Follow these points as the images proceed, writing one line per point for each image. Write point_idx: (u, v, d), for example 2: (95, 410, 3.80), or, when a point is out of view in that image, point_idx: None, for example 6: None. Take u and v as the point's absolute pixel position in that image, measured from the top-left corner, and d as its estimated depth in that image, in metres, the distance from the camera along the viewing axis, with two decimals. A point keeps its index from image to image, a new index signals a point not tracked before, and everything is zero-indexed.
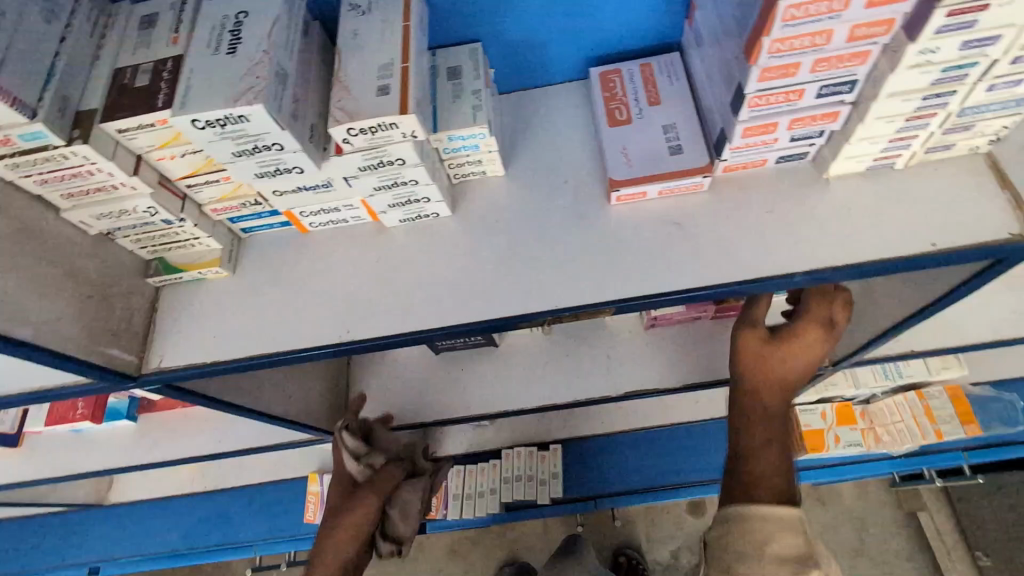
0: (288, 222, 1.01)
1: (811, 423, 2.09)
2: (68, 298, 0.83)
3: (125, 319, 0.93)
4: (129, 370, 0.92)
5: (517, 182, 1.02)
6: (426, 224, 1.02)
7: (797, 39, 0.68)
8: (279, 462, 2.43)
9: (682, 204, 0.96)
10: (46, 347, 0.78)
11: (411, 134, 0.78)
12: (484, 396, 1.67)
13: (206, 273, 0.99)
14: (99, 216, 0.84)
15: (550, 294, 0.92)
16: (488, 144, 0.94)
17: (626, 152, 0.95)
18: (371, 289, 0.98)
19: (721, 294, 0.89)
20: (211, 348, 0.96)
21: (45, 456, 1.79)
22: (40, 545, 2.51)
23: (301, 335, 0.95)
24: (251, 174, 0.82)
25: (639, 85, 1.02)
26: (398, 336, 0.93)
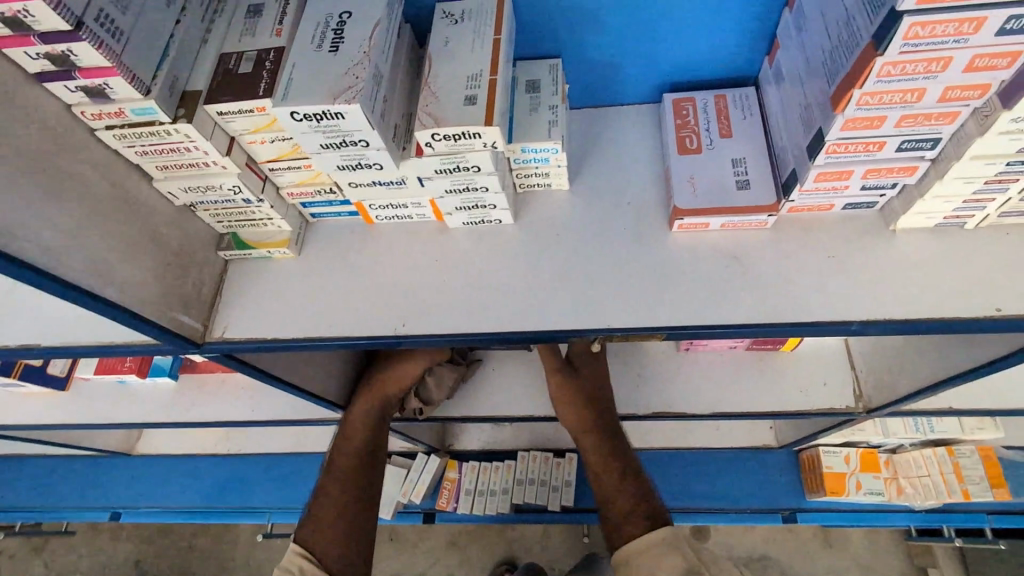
0: (356, 212, 1.05)
1: (833, 465, 2.07)
2: (150, 264, 0.88)
3: (196, 288, 0.98)
4: (194, 337, 0.97)
5: (580, 198, 1.04)
6: (487, 228, 1.04)
7: (888, 94, 0.68)
8: (301, 435, 2.50)
9: (742, 238, 0.97)
10: (127, 308, 0.83)
11: (491, 144, 0.81)
12: (509, 400, 1.72)
13: (273, 252, 1.04)
14: (187, 189, 0.88)
15: (603, 312, 0.94)
16: (559, 159, 0.96)
17: (693, 181, 0.96)
18: (427, 287, 1.01)
19: (774, 333, 0.90)
20: (271, 325, 1.00)
21: (88, 402, 1.88)
22: (68, 485, 2.63)
23: (358, 323, 0.99)
24: (333, 165, 0.86)
25: (711, 116, 1.03)
26: (450, 335, 0.96)
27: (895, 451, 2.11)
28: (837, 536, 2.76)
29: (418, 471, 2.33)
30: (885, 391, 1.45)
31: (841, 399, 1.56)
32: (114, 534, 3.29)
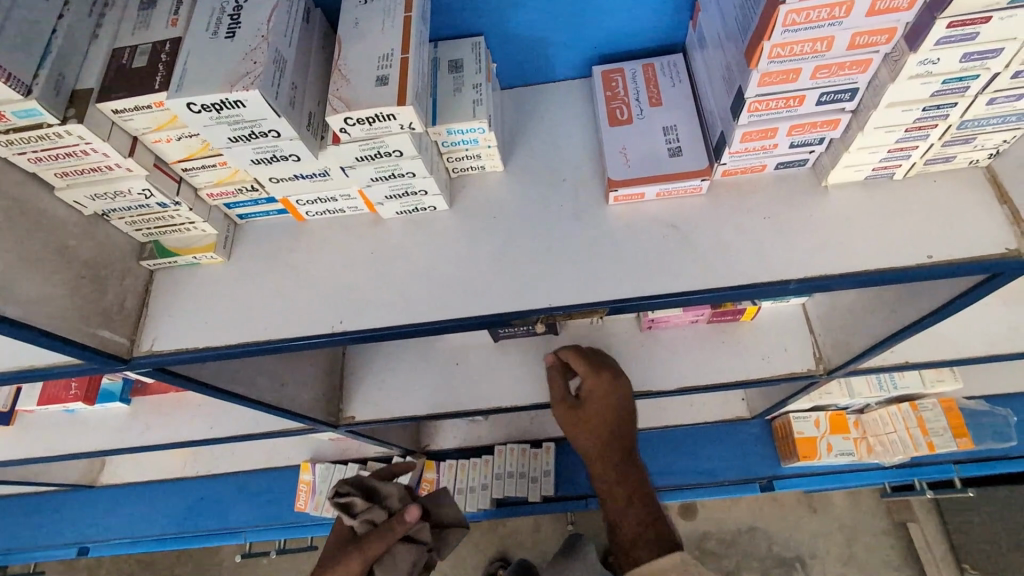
0: (285, 209, 1.01)
1: (804, 430, 2.10)
2: (61, 279, 0.83)
3: (118, 301, 0.93)
4: (120, 353, 0.92)
5: (515, 178, 1.02)
6: (423, 216, 1.02)
7: (798, 44, 0.68)
8: (272, 449, 2.44)
9: (680, 206, 0.96)
10: (35, 326, 0.77)
11: (409, 126, 0.78)
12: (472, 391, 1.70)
13: (200, 258, 0.99)
14: (94, 196, 0.83)
15: (546, 292, 0.92)
16: (488, 140, 0.94)
17: (625, 152, 0.95)
18: (365, 282, 0.97)
19: (716, 298, 0.89)
20: (202, 334, 0.95)
21: (37, 435, 1.79)
22: (29, 524, 2.51)
23: (296, 323, 0.95)
24: (247, 159, 0.82)
25: (641, 85, 1.02)
26: (389, 329, 0.93)
27: (863, 411, 2.15)
28: (819, 501, 2.81)
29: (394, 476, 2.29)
30: (842, 351, 1.48)
31: (802, 362, 1.58)
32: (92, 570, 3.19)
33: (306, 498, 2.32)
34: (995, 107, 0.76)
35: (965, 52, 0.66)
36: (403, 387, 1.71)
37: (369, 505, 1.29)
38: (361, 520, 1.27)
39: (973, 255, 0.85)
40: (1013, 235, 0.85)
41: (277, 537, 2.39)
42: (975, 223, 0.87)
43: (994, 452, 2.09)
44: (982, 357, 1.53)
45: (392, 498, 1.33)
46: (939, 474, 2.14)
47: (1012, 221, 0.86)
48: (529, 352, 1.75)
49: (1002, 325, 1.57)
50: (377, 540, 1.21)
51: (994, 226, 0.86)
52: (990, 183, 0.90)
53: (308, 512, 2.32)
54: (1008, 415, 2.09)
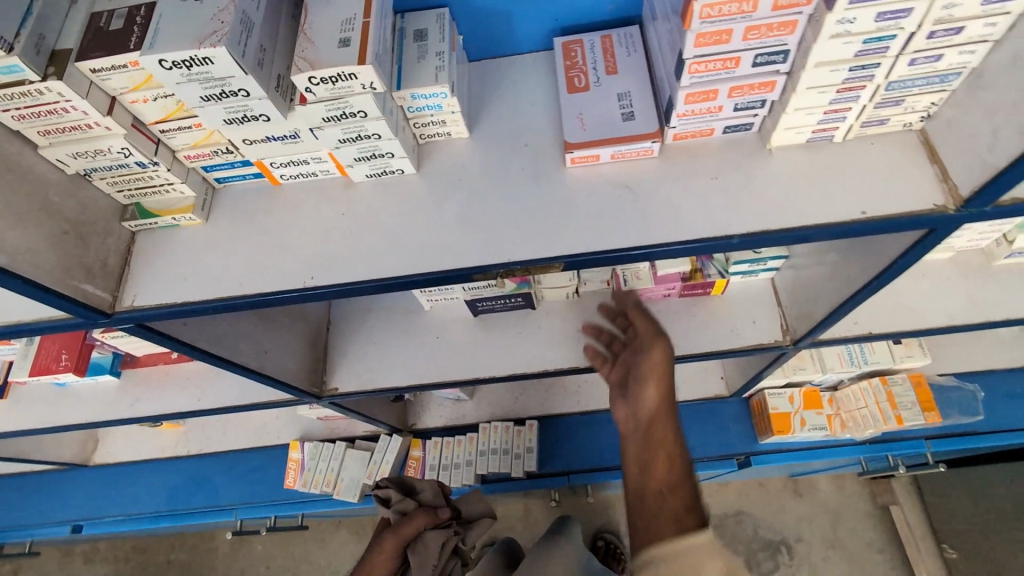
0: (260, 173, 1.06)
1: (779, 407, 2.17)
2: (44, 232, 0.88)
3: (100, 258, 0.98)
4: (102, 307, 0.97)
5: (480, 143, 1.07)
6: (392, 179, 1.07)
7: (726, 5, 0.73)
8: (263, 428, 2.50)
9: (633, 169, 1.01)
10: (20, 274, 0.82)
11: (370, 85, 0.83)
12: (452, 363, 1.75)
13: (180, 220, 1.04)
14: (75, 154, 0.88)
15: (507, 248, 0.97)
16: (451, 105, 0.99)
17: (582, 117, 1.00)
18: (337, 242, 1.03)
19: (664, 253, 0.94)
20: (182, 291, 1.00)
21: (28, 407, 1.84)
22: (23, 503, 2.56)
23: (271, 281, 1.00)
24: (220, 119, 0.87)
25: (599, 55, 1.07)
26: (360, 284, 0.98)
27: (837, 388, 2.22)
28: (803, 484, 2.88)
29: (381, 452, 2.34)
30: (806, 322, 1.54)
31: (770, 334, 1.64)
32: (88, 557, 3.24)
33: (295, 475, 2.38)
34: (918, 67, 0.82)
35: (879, 12, 0.72)
36: (386, 359, 1.76)
37: (403, 498, 1.62)
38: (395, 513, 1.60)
39: (905, 211, 0.90)
40: (942, 191, 0.90)
41: (268, 514, 2.45)
42: (908, 181, 0.93)
43: (963, 427, 2.15)
44: (941, 328, 1.59)
45: (427, 492, 1.65)
46: (910, 448, 2.19)
47: (941, 179, 0.92)
48: (508, 325, 1.81)
49: (962, 297, 1.63)
50: (410, 522, 1.54)
51: (926, 184, 0.92)
52: (923, 144, 0.95)
53: (298, 489, 2.38)
54: (976, 390, 2.15)
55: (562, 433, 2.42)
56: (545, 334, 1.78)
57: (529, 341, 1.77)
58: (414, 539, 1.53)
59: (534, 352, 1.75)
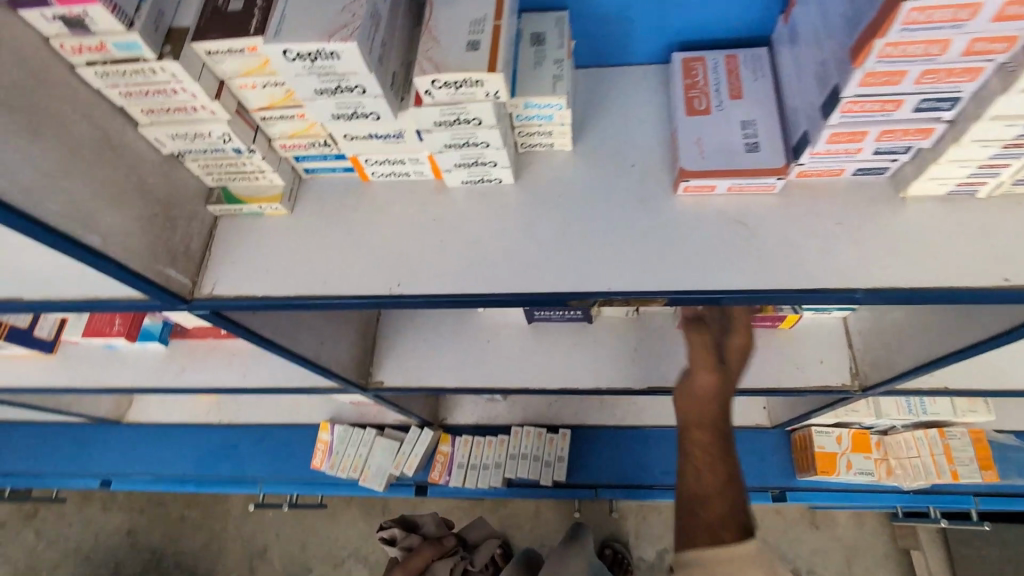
0: (351, 168, 1.00)
1: (824, 446, 2.08)
2: (136, 214, 0.84)
3: (184, 242, 0.94)
4: (181, 293, 0.93)
5: (584, 158, 1.01)
6: (488, 188, 1.00)
7: (911, 45, 0.66)
8: (295, 405, 2.50)
9: (750, 204, 0.94)
10: (110, 257, 0.79)
11: (494, 94, 0.77)
12: (501, 371, 1.70)
13: (265, 208, 0.99)
14: (174, 135, 0.84)
15: (607, 275, 0.90)
16: (563, 116, 0.92)
17: (700, 143, 0.93)
18: (421, 247, 0.96)
19: (780, 300, 0.87)
20: (260, 283, 0.96)
21: (77, 366, 1.84)
22: (56, 452, 2.59)
23: (348, 283, 0.94)
24: (327, 113, 0.82)
25: (722, 76, 0.99)
26: (448, 298, 0.91)
27: (887, 433, 2.13)
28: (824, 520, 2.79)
29: (411, 444, 2.32)
30: (883, 370, 1.46)
31: (838, 376, 1.57)
32: (104, 505, 3.29)
33: (322, 456, 2.36)
34: None
35: None
36: (434, 358, 1.72)
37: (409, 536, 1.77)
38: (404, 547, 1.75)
39: None
40: None
41: (291, 492, 2.44)
42: None
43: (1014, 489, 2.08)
44: None
45: (427, 524, 1.85)
46: (956, 504, 2.11)
47: None
48: (563, 336, 1.75)
49: None
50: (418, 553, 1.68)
51: None
52: None
53: (324, 471, 2.37)
54: None
55: (593, 445, 2.37)
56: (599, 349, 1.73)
57: (582, 355, 1.71)
58: (422, 571, 1.66)
59: (586, 366, 1.69)
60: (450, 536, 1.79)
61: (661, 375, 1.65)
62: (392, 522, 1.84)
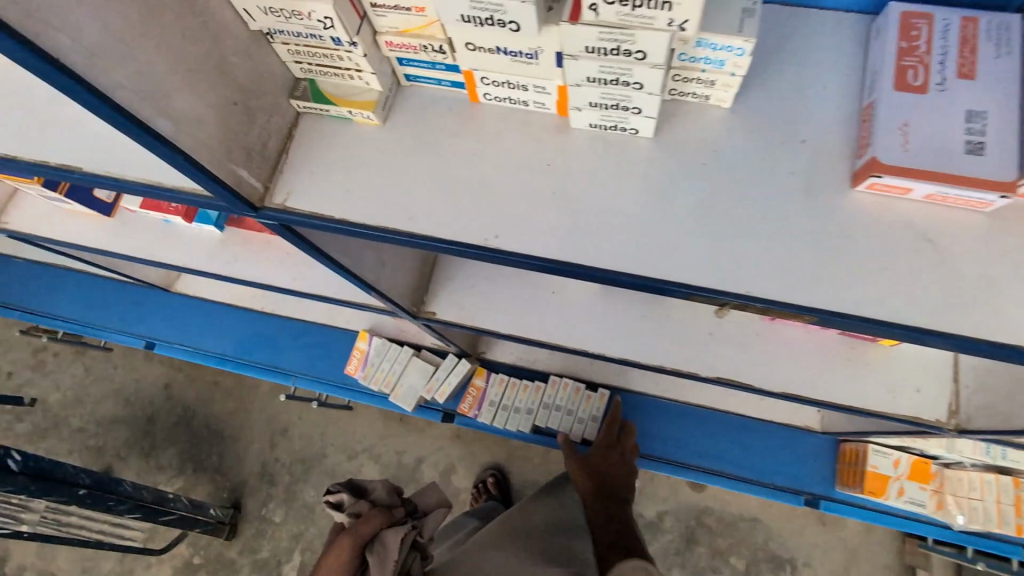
0: (460, 84, 0.84)
1: (878, 466, 1.97)
2: (215, 99, 0.71)
3: (262, 139, 0.81)
4: (252, 199, 0.82)
5: (743, 122, 0.81)
6: (618, 137, 0.83)
7: None
8: (336, 309, 2.46)
9: (945, 219, 0.74)
10: (180, 148, 0.67)
11: (676, 24, 0.60)
12: (559, 326, 1.59)
13: (355, 115, 0.85)
14: (268, 9, 0.69)
15: (748, 275, 0.75)
16: (738, 65, 0.73)
17: (907, 130, 0.72)
18: (529, 195, 0.82)
19: (958, 347, 0.70)
20: (339, 202, 0.84)
21: (131, 233, 1.79)
22: (104, 307, 2.64)
23: (439, 222, 0.82)
24: (456, 14, 0.66)
25: (952, 45, 0.75)
26: (552, 263, 0.78)
27: (947, 466, 1.95)
28: None
29: (445, 372, 2.28)
30: (991, 417, 1.29)
31: (931, 411, 1.41)
32: None
33: (357, 363, 2.35)
34: None
35: None
36: (492, 300, 1.61)
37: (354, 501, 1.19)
38: (349, 511, 1.17)
39: None
40: None
41: (322, 391, 2.46)
42: None
43: None
44: None
45: (377, 493, 1.20)
46: (1004, 551, 1.96)
47: None
48: (634, 302, 1.60)
49: None
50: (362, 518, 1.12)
51: None
52: None
53: (357, 379, 2.37)
54: None
55: (626, 408, 2.30)
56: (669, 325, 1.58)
57: (651, 328, 1.57)
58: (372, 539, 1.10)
59: (653, 340, 1.56)
60: (400, 507, 1.18)
61: (732, 367, 1.51)
62: (341, 485, 1.25)
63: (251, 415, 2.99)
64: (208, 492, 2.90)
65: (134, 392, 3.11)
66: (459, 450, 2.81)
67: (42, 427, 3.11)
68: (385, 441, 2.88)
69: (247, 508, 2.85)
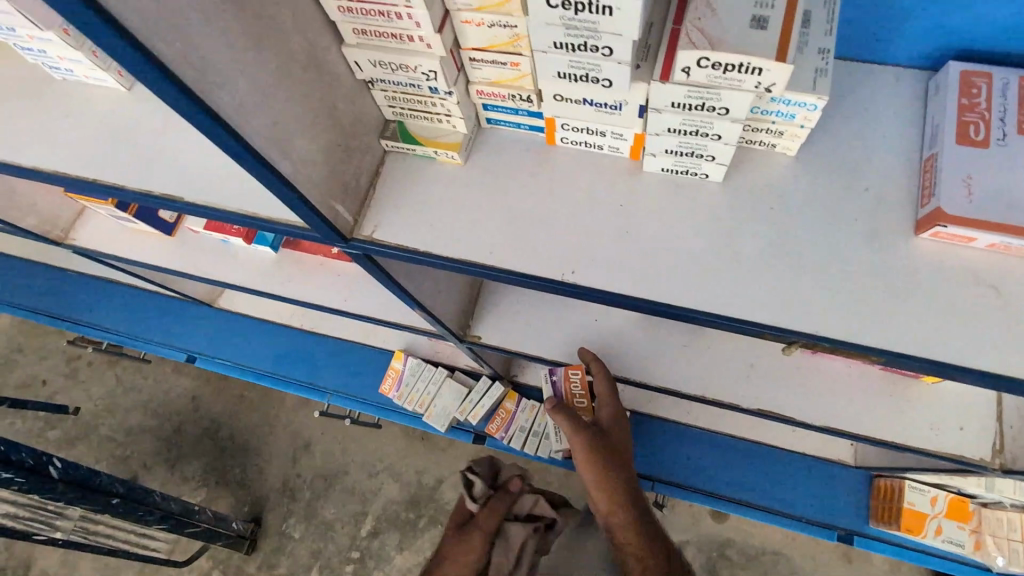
0: (540, 127, 0.90)
1: (915, 503, 1.95)
2: (324, 142, 0.78)
3: (356, 175, 0.88)
4: (343, 231, 0.88)
5: (808, 170, 0.86)
6: (689, 180, 0.88)
7: None
8: (370, 328, 2.52)
9: (1007, 267, 0.78)
10: (295, 187, 0.73)
11: (764, 86, 0.65)
12: (598, 356, 1.65)
13: (440, 154, 0.91)
14: (377, 63, 0.76)
15: (815, 315, 0.79)
16: (808, 119, 0.78)
17: (970, 182, 0.76)
18: (602, 234, 0.87)
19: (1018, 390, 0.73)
20: (423, 235, 0.90)
21: (190, 252, 1.86)
22: (148, 319, 2.72)
23: (516, 257, 0.87)
24: (553, 70, 0.72)
25: (1013, 103, 0.79)
26: (626, 298, 0.84)
27: (986, 506, 1.94)
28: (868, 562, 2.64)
29: (479, 395, 2.32)
30: None
31: (974, 448, 1.41)
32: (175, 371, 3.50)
33: (391, 383, 2.39)
34: None
35: None
36: (536, 326, 1.66)
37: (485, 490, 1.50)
38: (481, 498, 1.48)
39: None
40: None
41: (356, 409, 2.53)
42: None
43: None
44: None
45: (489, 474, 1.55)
46: None
47: None
48: (676, 331, 1.65)
49: None
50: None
51: None
52: None
53: (391, 398, 2.42)
54: None
55: (658, 437, 2.29)
56: (708, 354, 1.61)
57: (691, 357, 1.61)
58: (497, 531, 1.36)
59: (693, 371, 1.59)
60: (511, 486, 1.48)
61: (772, 399, 1.54)
62: (483, 468, 1.55)
63: (275, 428, 3.04)
64: (231, 505, 2.94)
65: (163, 403, 3.18)
66: None
67: (71, 435, 3.18)
68: (403, 459, 2.88)
69: (267, 523, 2.88)
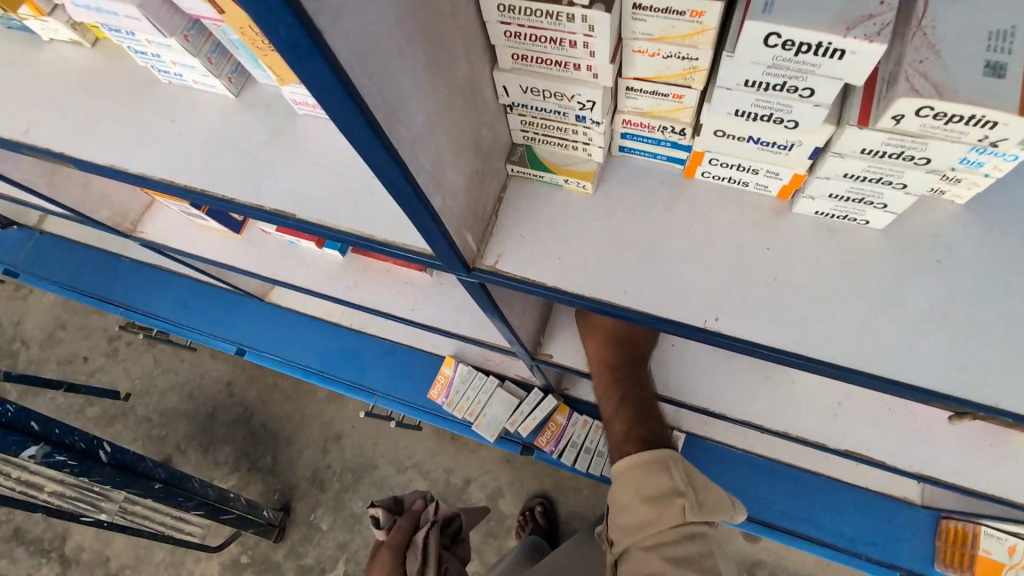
0: (682, 159, 0.83)
1: (991, 550, 1.90)
2: (467, 171, 0.73)
3: (485, 202, 0.83)
4: (467, 261, 0.83)
5: (979, 220, 0.79)
6: (843, 225, 0.81)
7: None
8: (418, 330, 2.47)
9: None
10: (440, 220, 0.69)
11: (988, 138, 0.58)
12: (671, 381, 1.58)
13: (568, 182, 0.85)
14: (528, 89, 0.71)
15: (989, 383, 0.72)
16: (997, 168, 0.68)
17: None
18: (745, 277, 0.81)
19: None
20: (547, 268, 0.84)
21: (259, 251, 1.81)
22: (200, 310, 2.72)
23: (648, 296, 0.81)
24: (733, 107, 0.66)
25: None
26: (773, 350, 0.78)
27: None
28: None
29: (530, 407, 2.28)
30: None
31: None
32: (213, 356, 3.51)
33: (441, 389, 2.36)
34: None
35: None
36: None
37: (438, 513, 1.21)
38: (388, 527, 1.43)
39: None
40: None
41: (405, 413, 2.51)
42: None
43: None
44: None
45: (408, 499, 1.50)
46: None
47: None
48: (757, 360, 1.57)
49: None
50: (394, 531, 1.35)
51: None
52: None
53: (439, 403, 2.39)
54: None
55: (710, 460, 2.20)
56: (791, 388, 1.53)
57: (773, 390, 1.53)
58: None
59: (774, 404, 1.52)
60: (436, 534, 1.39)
61: (859, 440, 1.46)
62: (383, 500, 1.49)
63: (306, 418, 3.02)
64: (260, 492, 2.94)
65: (198, 387, 3.18)
66: (508, 473, 2.78)
67: (111, 414, 3.22)
68: (435, 458, 2.85)
69: (296, 512, 2.88)
